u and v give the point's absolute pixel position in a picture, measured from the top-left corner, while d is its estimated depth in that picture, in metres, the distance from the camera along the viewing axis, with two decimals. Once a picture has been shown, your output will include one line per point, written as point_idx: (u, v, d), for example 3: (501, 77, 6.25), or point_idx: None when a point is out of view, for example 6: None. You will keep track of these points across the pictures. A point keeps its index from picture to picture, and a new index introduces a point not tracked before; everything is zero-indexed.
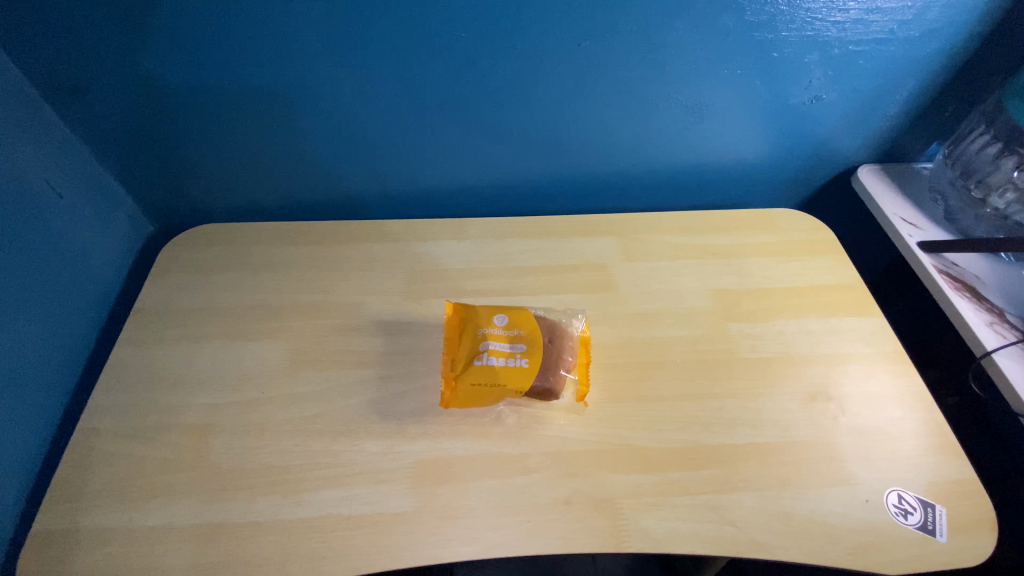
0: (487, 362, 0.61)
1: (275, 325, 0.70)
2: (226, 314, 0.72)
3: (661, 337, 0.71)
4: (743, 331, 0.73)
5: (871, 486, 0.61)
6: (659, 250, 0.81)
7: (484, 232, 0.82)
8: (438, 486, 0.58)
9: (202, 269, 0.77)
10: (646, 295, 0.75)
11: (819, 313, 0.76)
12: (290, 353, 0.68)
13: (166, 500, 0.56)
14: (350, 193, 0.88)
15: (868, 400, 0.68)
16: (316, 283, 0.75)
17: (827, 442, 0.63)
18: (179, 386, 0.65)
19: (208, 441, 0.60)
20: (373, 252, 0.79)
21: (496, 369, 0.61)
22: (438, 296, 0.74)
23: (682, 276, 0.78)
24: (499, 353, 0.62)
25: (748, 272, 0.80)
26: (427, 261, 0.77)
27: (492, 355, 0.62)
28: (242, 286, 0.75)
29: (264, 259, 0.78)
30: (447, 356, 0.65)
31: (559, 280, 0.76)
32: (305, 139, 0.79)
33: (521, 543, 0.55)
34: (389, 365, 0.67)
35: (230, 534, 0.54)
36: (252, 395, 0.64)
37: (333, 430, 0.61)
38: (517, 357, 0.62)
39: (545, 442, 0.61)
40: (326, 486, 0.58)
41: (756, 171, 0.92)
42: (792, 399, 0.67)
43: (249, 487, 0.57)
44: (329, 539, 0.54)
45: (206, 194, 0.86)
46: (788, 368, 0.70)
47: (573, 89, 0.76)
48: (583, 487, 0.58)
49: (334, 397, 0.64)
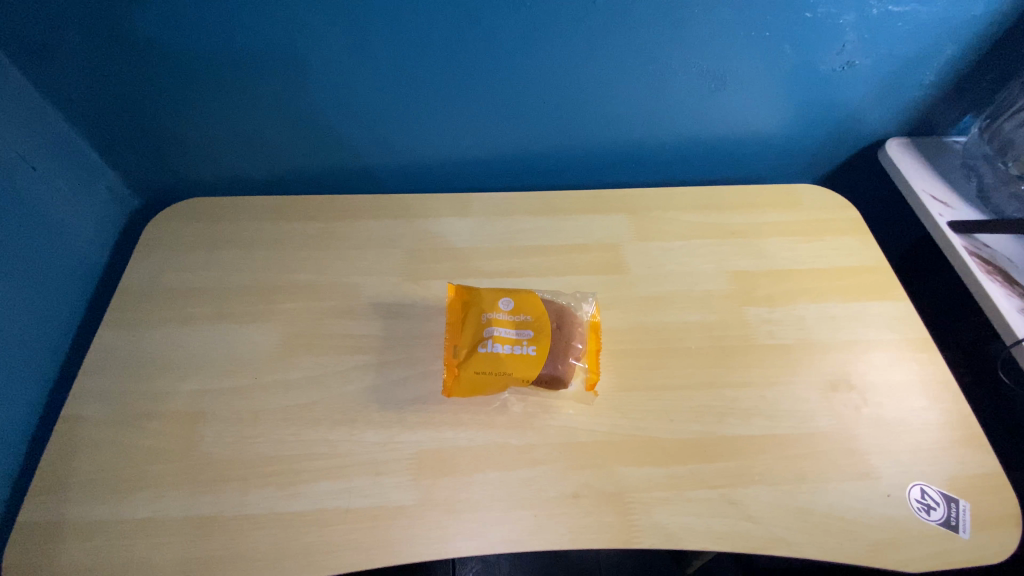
0: (492, 349, 0.58)
1: (268, 307, 0.67)
2: (215, 295, 0.68)
3: (674, 322, 0.67)
4: (761, 316, 0.69)
5: (893, 480, 0.58)
6: (673, 229, 0.77)
7: (488, 208, 0.77)
8: (440, 478, 0.55)
9: (191, 246, 0.73)
10: (658, 278, 0.71)
11: (841, 297, 0.72)
12: (284, 336, 0.64)
13: (157, 491, 0.54)
14: (346, 165, 0.83)
15: (891, 390, 0.64)
16: (310, 263, 0.71)
17: (847, 434, 0.60)
18: (167, 372, 0.62)
19: (199, 430, 0.58)
20: (371, 229, 0.74)
21: (501, 358, 0.58)
22: (439, 277, 0.70)
23: (697, 257, 0.74)
24: (505, 340, 0.59)
25: (767, 253, 0.76)
26: (428, 239, 0.73)
27: (497, 342, 0.58)
28: (232, 265, 0.71)
29: (256, 236, 0.74)
30: (449, 341, 0.61)
31: (567, 261, 0.72)
32: (296, 106, 0.73)
33: (527, 537, 0.53)
34: (388, 350, 0.63)
35: (225, 528, 0.52)
36: (244, 381, 0.61)
37: (329, 419, 0.58)
38: (523, 344, 0.59)
39: (552, 433, 0.58)
40: (323, 477, 0.55)
41: (777, 143, 0.87)
42: (812, 388, 0.64)
43: (243, 478, 0.55)
44: (327, 534, 0.52)
45: (194, 166, 0.81)
46: (808, 355, 0.66)
47: (586, 53, 0.70)
48: (592, 480, 0.56)
49: (330, 384, 0.61)
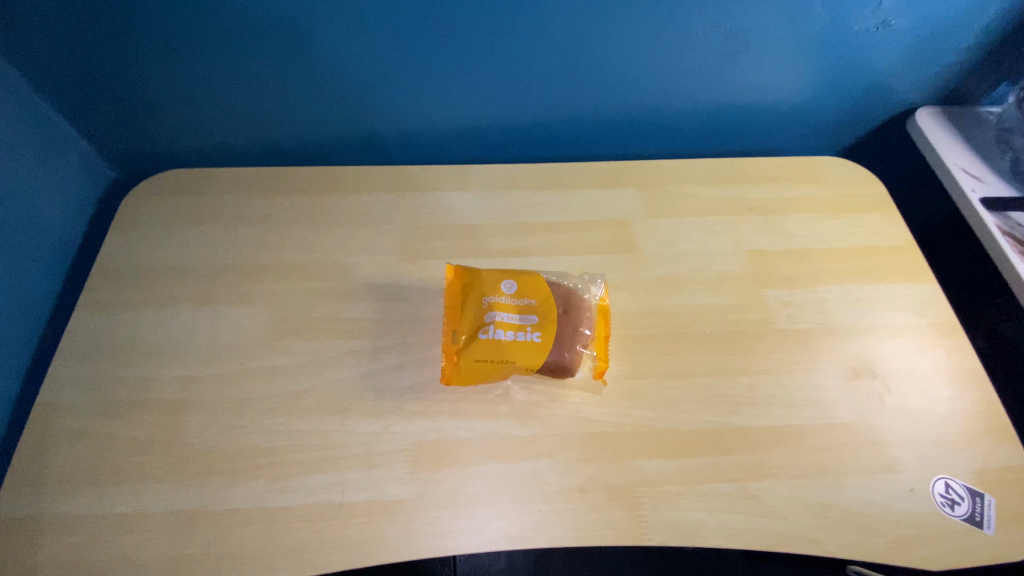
0: (494, 336, 0.54)
1: (254, 288, 0.63)
2: (198, 275, 0.64)
3: (687, 306, 0.63)
4: (780, 298, 0.65)
5: (916, 474, 0.55)
6: (687, 204, 0.72)
7: (489, 181, 0.71)
8: (439, 471, 0.52)
9: (172, 222, 0.68)
10: (671, 258, 0.67)
11: (864, 279, 0.68)
12: (272, 319, 0.60)
13: (140, 485, 0.51)
14: (336, 135, 0.77)
15: (916, 378, 0.61)
16: (299, 240, 0.66)
17: (870, 425, 0.57)
18: (148, 357, 0.58)
19: (183, 419, 0.54)
20: (363, 203, 0.69)
21: (504, 345, 0.54)
22: (437, 256, 0.65)
23: (713, 236, 0.69)
24: (507, 325, 0.55)
25: (787, 231, 0.71)
26: (425, 215, 0.68)
27: (499, 328, 0.54)
28: (215, 243, 0.66)
29: (241, 211, 0.69)
30: (447, 326, 0.57)
31: (574, 239, 0.67)
32: (279, 69, 0.67)
33: (531, 534, 0.50)
34: (383, 334, 0.59)
35: (212, 523, 0.49)
36: (230, 367, 0.57)
37: (321, 408, 0.55)
38: (527, 331, 0.55)
39: (557, 423, 0.55)
40: (315, 470, 0.52)
41: (799, 113, 0.81)
42: (832, 376, 0.60)
43: (230, 471, 0.52)
44: (319, 530, 0.49)
45: (173, 135, 0.76)
46: (829, 341, 0.62)
47: (597, 10, 0.63)
48: (599, 473, 0.53)
49: (322, 370, 0.57)
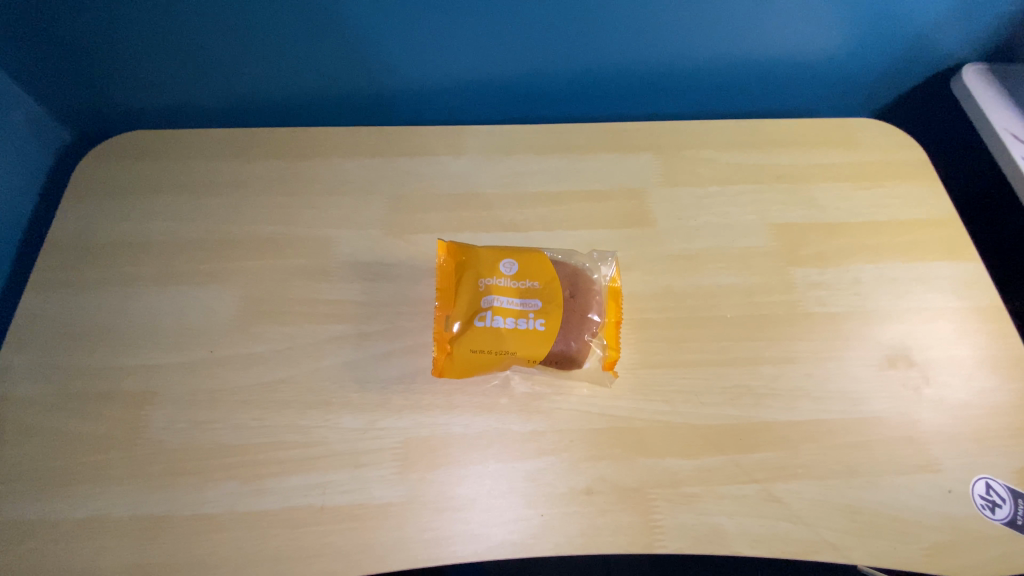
0: (492, 324, 0.48)
1: (224, 266, 0.56)
2: (161, 251, 0.57)
3: (706, 286, 0.57)
4: (810, 278, 0.58)
5: (954, 473, 0.50)
6: (707, 171, 0.64)
7: (486, 145, 0.63)
8: (431, 472, 0.47)
9: (130, 192, 0.61)
10: (689, 232, 0.60)
11: (902, 256, 0.61)
12: (243, 302, 0.54)
13: (100, 486, 0.46)
14: (314, 94, 0.69)
15: (956, 367, 0.55)
16: (273, 212, 0.59)
17: (905, 420, 0.52)
18: (107, 344, 0.52)
19: (147, 413, 0.49)
20: (345, 169, 0.61)
21: (503, 334, 0.48)
22: (428, 230, 0.58)
23: (736, 206, 0.62)
24: (507, 311, 0.49)
25: (819, 202, 0.64)
26: (415, 183, 0.61)
27: (498, 315, 0.48)
28: (180, 215, 0.59)
29: (207, 178, 0.61)
30: (440, 311, 0.51)
31: (581, 211, 0.60)
32: (245, 14, 0.58)
33: (532, 541, 0.45)
34: (368, 318, 0.53)
35: (181, 529, 0.45)
36: (197, 355, 0.51)
37: (299, 401, 0.49)
38: (529, 317, 0.49)
39: (562, 418, 0.50)
40: (293, 471, 0.47)
41: (835, 67, 0.71)
42: (865, 366, 0.54)
43: (200, 471, 0.47)
44: (299, 537, 0.45)
45: (130, 93, 0.67)
46: (863, 326, 0.56)
47: None
48: (608, 473, 0.48)
49: (301, 359, 0.51)
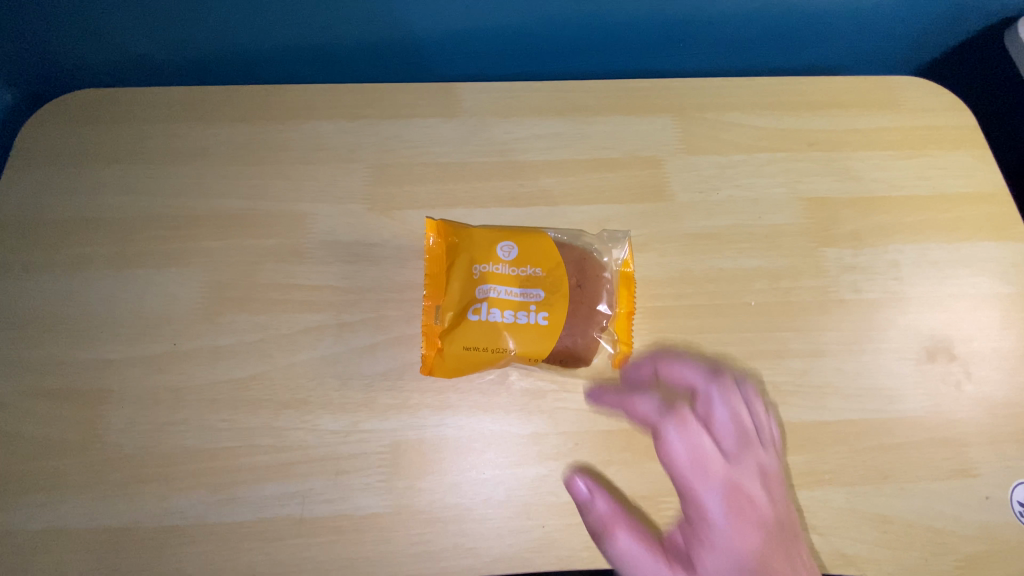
0: (489, 318, 0.46)
1: (184, 245, 0.49)
2: (108, 228, 0.50)
3: (728, 270, 0.51)
4: (843, 260, 0.52)
5: (994, 478, 0.46)
6: (732, 136, 0.56)
7: (481, 105, 0.55)
8: (421, 479, 0.43)
9: (66, 156, 0.52)
10: (710, 207, 0.53)
11: (949, 234, 0.54)
12: (208, 287, 0.48)
13: (51, 495, 0.42)
14: (280, 44, 0.58)
15: (1001, 361, 0.50)
16: (237, 182, 0.52)
17: (942, 420, 0.47)
18: (54, 336, 0.46)
19: (103, 414, 0.44)
20: (320, 132, 0.54)
21: (501, 329, 0.46)
22: (417, 205, 0.51)
23: (764, 178, 0.55)
24: (504, 304, 0.46)
25: (857, 173, 0.56)
26: (401, 149, 0.53)
27: (496, 308, 0.46)
28: (129, 185, 0.51)
29: (159, 141, 0.53)
30: (432, 301, 0.48)
31: (589, 183, 0.53)
32: None
33: (533, 555, 0.41)
34: (350, 306, 0.47)
35: (147, 541, 0.41)
36: (158, 349, 0.46)
37: (273, 400, 0.44)
38: (529, 311, 0.46)
39: (567, 419, 0.45)
40: (268, 478, 0.42)
41: (884, 14, 0.62)
42: (901, 360, 0.49)
43: (164, 478, 0.42)
44: (276, 550, 0.41)
45: (71, 44, 0.58)
46: (899, 314, 0.51)
47: None
48: (617, 480, 0.43)
49: (274, 352, 0.46)
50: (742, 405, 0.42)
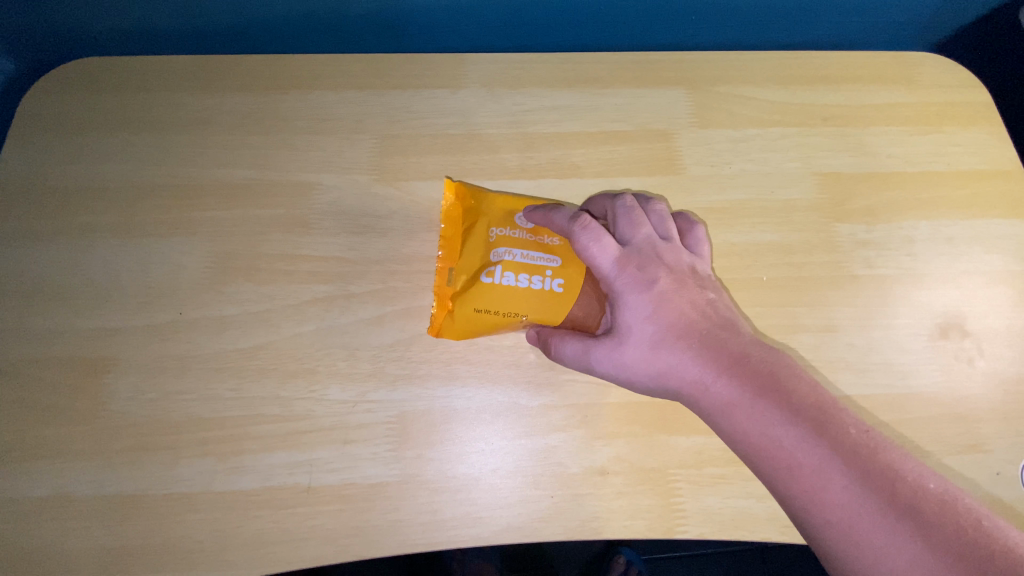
0: (501, 281, 0.43)
1: (188, 214, 0.49)
2: (111, 197, 0.49)
3: (740, 244, 0.50)
4: (856, 236, 0.51)
5: (1005, 454, 0.46)
6: (745, 110, 0.55)
7: (491, 76, 0.54)
8: (429, 449, 0.42)
9: (68, 123, 0.51)
10: (722, 181, 0.52)
11: (964, 211, 0.53)
12: (213, 257, 0.47)
13: (57, 462, 0.41)
14: (285, 12, 0.57)
15: (1014, 338, 0.49)
16: (242, 151, 0.51)
17: (955, 397, 0.47)
18: (57, 303, 0.46)
19: (108, 383, 0.43)
20: (325, 102, 0.52)
21: (513, 293, 0.43)
22: (424, 176, 0.51)
23: (776, 152, 0.54)
24: (518, 267, 0.43)
25: (872, 148, 0.55)
26: (408, 121, 0.52)
27: (509, 272, 0.43)
28: (132, 154, 0.51)
29: (162, 109, 0.52)
30: (446, 265, 0.46)
31: (599, 156, 0.52)
32: None
33: (541, 525, 0.41)
34: (357, 277, 0.47)
35: (153, 508, 0.41)
36: (162, 318, 0.45)
37: (280, 369, 0.44)
38: (545, 277, 0.43)
39: (576, 392, 0.44)
40: (275, 447, 0.42)
41: None
42: (914, 336, 0.49)
43: (171, 446, 0.42)
44: (283, 519, 0.41)
45: (70, 11, 0.57)
46: (911, 290, 0.50)
47: None
48: (626, 452, 0.43)
49: (280, 322, 0.45)
50: (638, 212, 0.43)
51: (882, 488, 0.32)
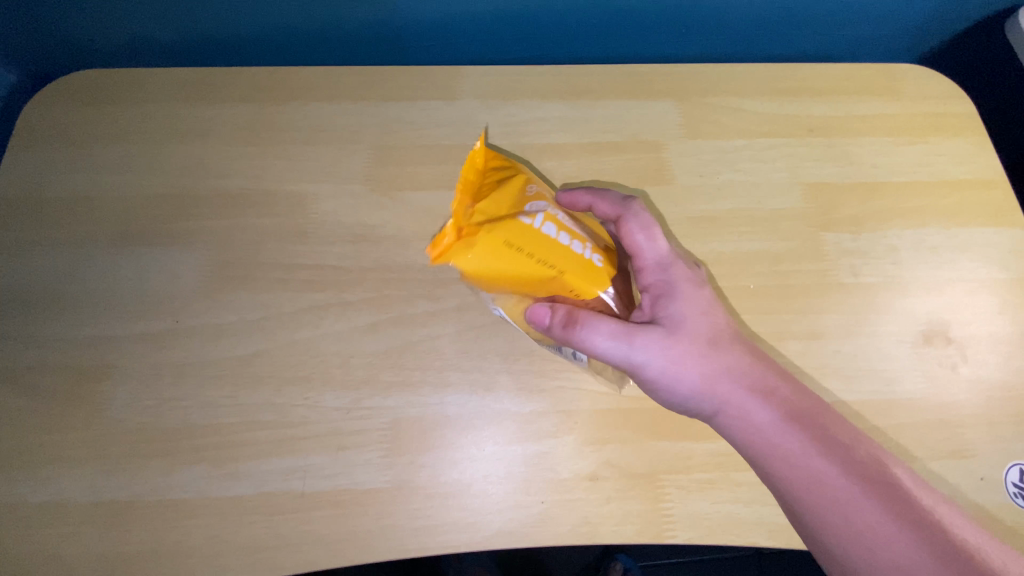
0: (543, 228, 0.38)
1: (186, 224, 0.49)
2: (110, 206, 0.50)
3: (728, 253, 0.51)
4: (842, 245, 0.52)
5: (989, 460, 0.47)
6: (734, 121, 0.57)
7: (484, 88, 0.55)
8: (422, 455, 0.43)
9: (69, 134, 0.52)
10: (710, 191, 0.53)
11: (948, 220, 0.55)
12: (211, 266, 0.48)
13: (55, 469, 0.42)
14: (283, 25, 0.58)
15: (998, 345, 0.50)
16: (240, 161, 0.52)
17: (939, 402, 0.48)
18: (56, 312, 0.46)
19: (106, 390, 0.44)
20: (322, 113, 0.53)
21: (553, 245, 0.37)
22: (418, 186, 0.52)
23: (764, 162, 0.55)
24: (562, 225, 0.38)
25: (858, 159, 0.56)
26: (403, 132, 0.53)
27: (552, 223, 0.38)
28: (132, 165, 0.51)
29: (161, 120, 0.53)
30: (467, 194, 0.39)
31: (590, 166, 0.53)
32: None
33: (532, 530, 0.42)
34: (351, 285, 0.47)
35: (149, 514, 0.41)
36: (160, 326, 0.46)
37: (275, 376, 0.44)
38: (585, 246, 0.39)
39: (567, 398, 0.45)
40: (270, 454, 0.42)
41: (887, 3, 0.62)
42: (899, 343, 0.49)
43: (167, 453, 0.42)
44: (277, 524, 0.41)
45: (72, 24, 0.58)
46: (897, 297, 0.51)
47: None
48: (616, 458, 0.44)
49: (276, 329, 0.46)
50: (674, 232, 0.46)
51: (898, 495, 0.36)
